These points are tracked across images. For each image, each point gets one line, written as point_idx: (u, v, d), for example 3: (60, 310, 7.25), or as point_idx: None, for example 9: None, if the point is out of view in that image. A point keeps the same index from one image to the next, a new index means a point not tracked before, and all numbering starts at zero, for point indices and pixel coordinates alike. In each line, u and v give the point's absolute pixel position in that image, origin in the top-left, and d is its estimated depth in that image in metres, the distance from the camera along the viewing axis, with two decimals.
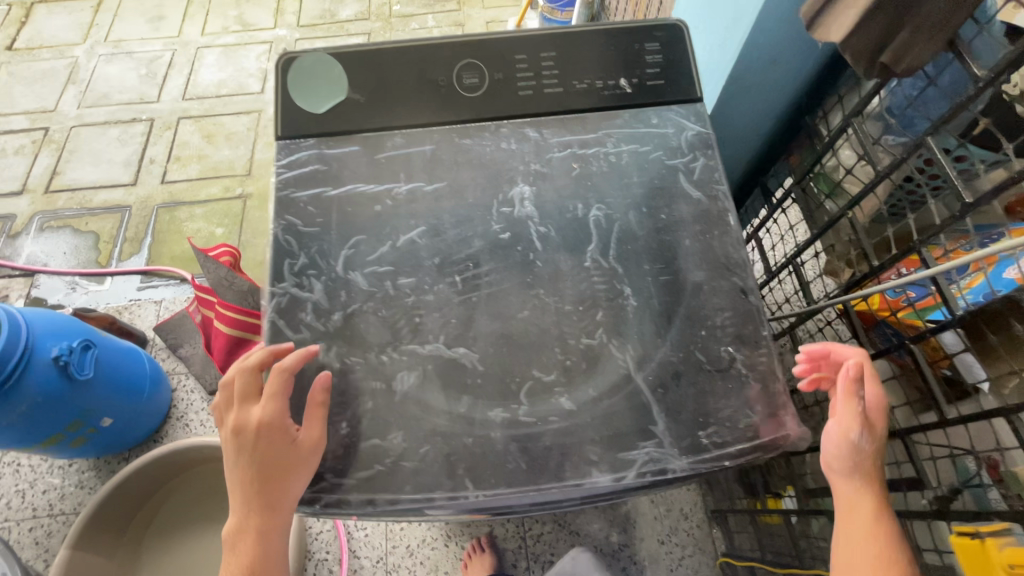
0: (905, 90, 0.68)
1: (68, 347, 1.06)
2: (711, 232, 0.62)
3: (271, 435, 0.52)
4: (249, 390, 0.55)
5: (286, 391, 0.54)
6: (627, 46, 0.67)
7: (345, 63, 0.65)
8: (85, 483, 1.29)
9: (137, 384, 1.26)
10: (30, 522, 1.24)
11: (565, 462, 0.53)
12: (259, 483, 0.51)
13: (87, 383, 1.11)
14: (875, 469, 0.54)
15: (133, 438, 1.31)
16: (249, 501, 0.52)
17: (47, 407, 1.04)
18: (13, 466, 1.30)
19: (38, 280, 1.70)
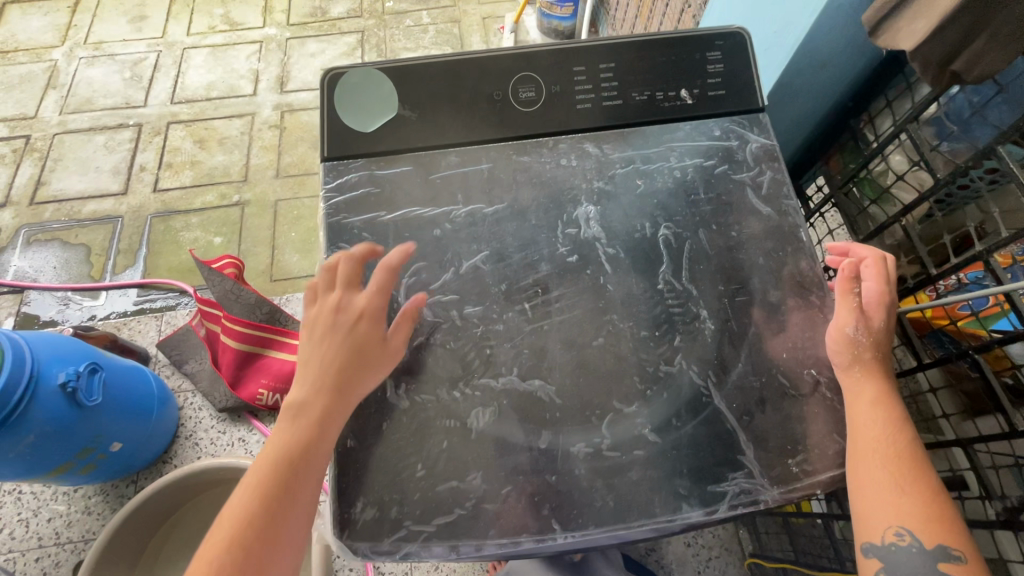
0: (969, 96, 0.67)
1: (75, 372, 1.01)
2: (784, 249, 0.60)
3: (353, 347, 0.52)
4: (332, 307, 0.54)
5: (376, 310, 0.54)
6: (688, 56, 0.64)
7: (395, 79, 0.61)
8: (93, 509, 1.24)
9: (146, 405, 1.20)
10: (36, 552, 1.18)
11: (654, 497, 0.51)
12: (326, 404, 0.51)
13: (95, 409, 1.05)
14: (880, 356, 0.54)
15: (145, 461, 1.25)
16: (303, 424, 0.50)
17: (54, 437, 0.98)
18: (15, 494, 1.23)
19: (28, 297, 1.62)
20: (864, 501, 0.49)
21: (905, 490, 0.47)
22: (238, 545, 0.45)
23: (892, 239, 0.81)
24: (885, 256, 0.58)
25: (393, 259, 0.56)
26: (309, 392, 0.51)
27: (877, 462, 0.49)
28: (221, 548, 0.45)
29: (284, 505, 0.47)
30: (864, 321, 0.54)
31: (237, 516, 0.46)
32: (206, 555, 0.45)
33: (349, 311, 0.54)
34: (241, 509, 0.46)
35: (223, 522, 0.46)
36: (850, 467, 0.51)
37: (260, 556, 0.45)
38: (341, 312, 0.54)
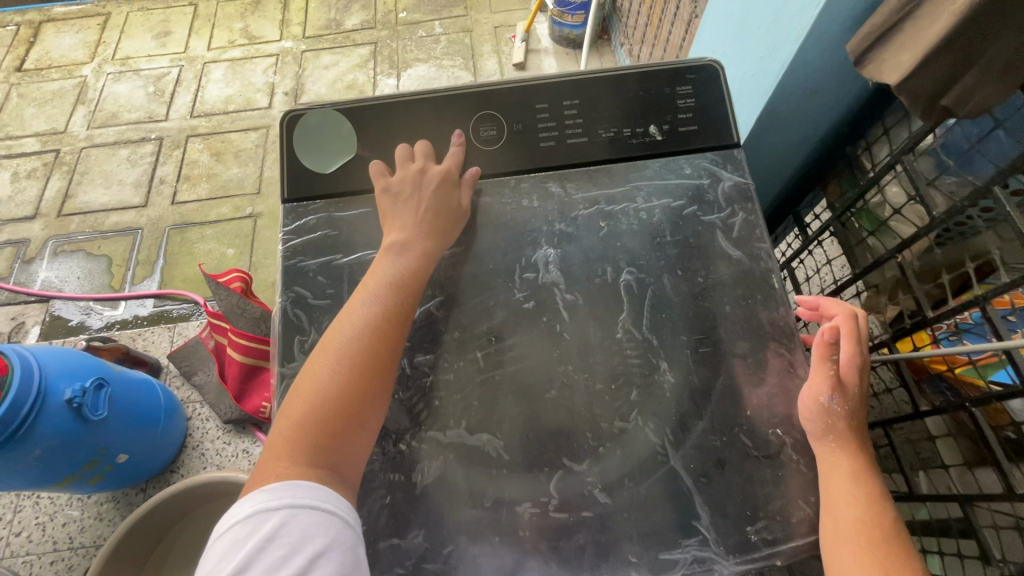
0: (966, 129, 0.62)
1: (82, 388, 1.00)
2: (753, 297, 0.56)
3: (433, 228, 0.57)
4: (406, 196, 0.58)
5: (447, 200, 0.58)
6: (656, 90, 0.61)
7: (354, 119, 0.61)
8: (105, 515, 1.25)
9: (151, 417, 1.20)
10: (51, 556, 1.20)
11: (601, 562, 0.49)
12: (408, 282, 0.55)
13: (101, 422, 1.05)
14: (852, 428, 0.50)
15: (151, 471, 1.26)
16: (384, 303, 0.53)
17: (63, 450, 0.97)
18: (33, 498, 1.25)
19: (53, 306, 1.68)
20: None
21: None
22: (329, 409, 0.49)
23: (890, 274, 0.76)
24: (856, 313, 0.57)
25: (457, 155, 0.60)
26: (391, 272, 0.55)
27: (857, 545, 0.45)
28: (312, 410, 0.49)
29: (371, 379, 0.51)
30: (839, 389, 0.51)
31: (322, 388, 0.50)
32: (296, 417, 0.49)
33: (424, 190, 0.58)
34: (327, 381, 0.50)
35: (308, 391, 0.50)
36: (828, 550, 0.47)
37: (351, 417, 0.49)
38: (414, 195, 0.58)
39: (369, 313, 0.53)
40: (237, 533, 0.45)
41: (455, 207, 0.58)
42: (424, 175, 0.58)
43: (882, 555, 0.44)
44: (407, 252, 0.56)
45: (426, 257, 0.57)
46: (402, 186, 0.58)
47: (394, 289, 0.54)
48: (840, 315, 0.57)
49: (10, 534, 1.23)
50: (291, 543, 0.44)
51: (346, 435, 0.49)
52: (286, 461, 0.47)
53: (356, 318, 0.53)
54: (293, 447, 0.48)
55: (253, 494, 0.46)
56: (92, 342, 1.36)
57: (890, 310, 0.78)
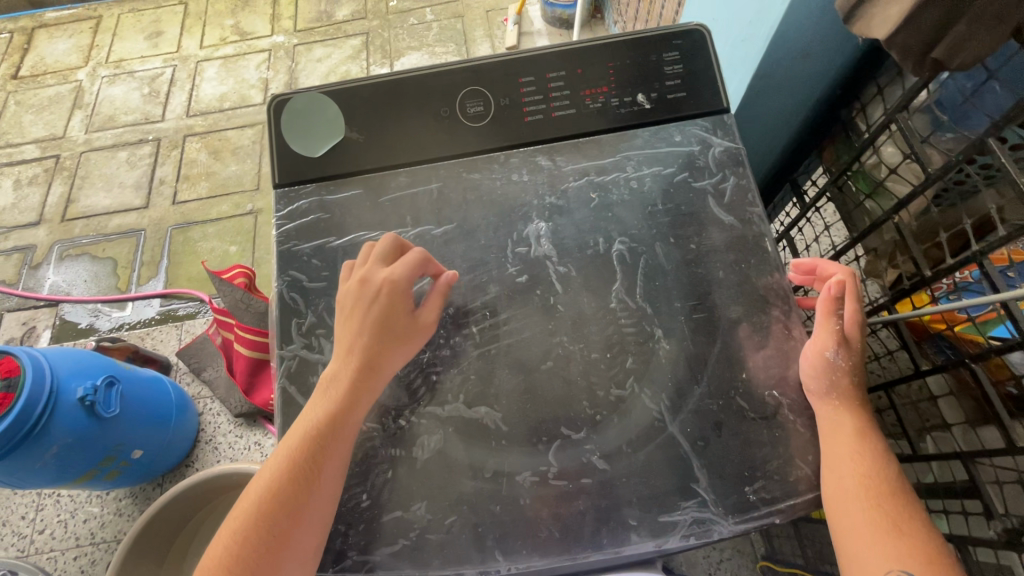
0: (959, 83, 0.61)
1: (93, 386, 1.01)
2: (747, 261, 0.56)
3: (367, 362, 0.53)
4: (348, 321, 0.54)
5: (394, 323, 0.54)
6: (643, 58, 0.61)
7: (340, 101, 0.61)
8: (124, 510, 1.27)
9: (163, 414, 1.21)
10: (74, 551, 1.23)
11: (601, 527, 0.49)
12: (325, 434, 0.50)
13: (114, 420, 1.06)
14: (856, 385, 0.50)
15: (167, 466, 1.28)
16: (299, 459, 0.49)
17: (77, 448, 0.99)
18: (54, 496, 1.28)
19: (63, 310, 1.69)
20: (857, 548, 0.44)
21: (901, 532, 0.44)
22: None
23: (888, 237, 0.76)
24: (852, 275, 0.54)
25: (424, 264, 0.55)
26: (312, 421, 0.51)
27: (865, 500, 0.46)
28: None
29: (275, 550, 0.47)
30: (846, 346, 0.51)
31: (225, 559, 0.46)
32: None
33: (369, 310, 0.54)
34: (229, 551, 0.47)
35: (212, 560, 0.47)
36: (835, 508, 0.47)
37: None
38: (360, 313, 0.54)
39: (283, 469, 0.49)
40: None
41: (400, 332, 0.54)
42: (367, 299, 0.54)
43: (890, 509, 0.45)
44: (333, 394, 0.52)
45: (357, 396, 0.52)
46: (345, 312, 0.55)
47: (308, 440, 0.50)
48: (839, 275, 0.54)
49: (34, 532, 1.26)
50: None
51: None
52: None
53: (267, 476, 0.49)
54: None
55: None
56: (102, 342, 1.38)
57: (888, 272, 0.78)
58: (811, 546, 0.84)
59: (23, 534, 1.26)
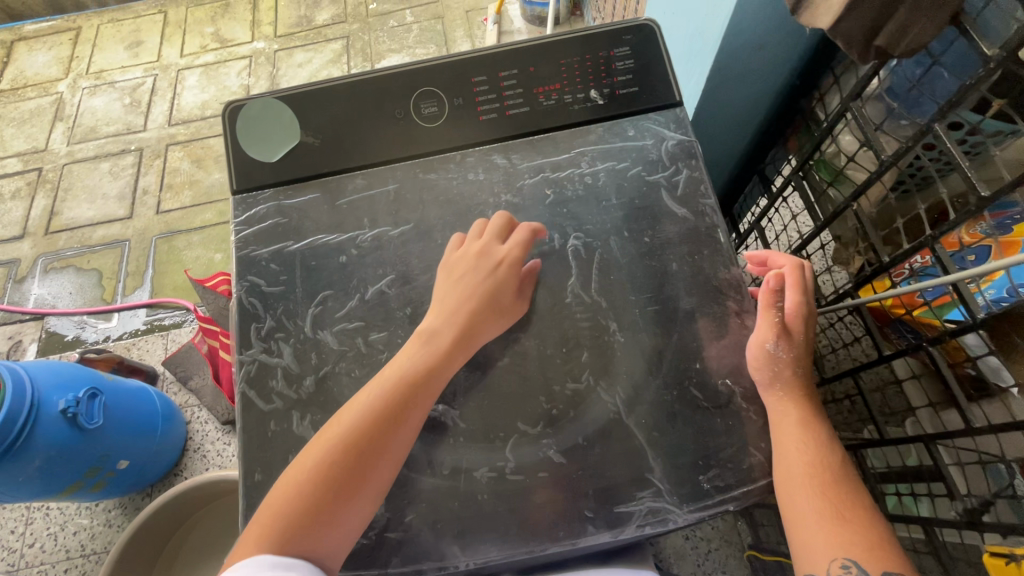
0: (908, 70, 0.62)
1: (75, 398, 1.01)
2: (700, 252, 0.57)
3: (468, 325, 0.54)
4: (455, 279, 0.56)
5: (499, 294, 0.55)
6: (594, 53, 0.61)
7: (294, 106, 0.61)
8: (114, 521, 1.27)
9: (149, 423, 1.20)
10: (64, 564, 1.22)
11: (558, 519, 0.50)
12: (421, 385, 0.51)
13: (98, 430, 1.06)
14: (798, 374, 0.51)
15: (155, 474, 1.27)
16: (396, 402, 0.50)
17: (61, 460, 0.99)
18: (44, 509, 1.27)
19: (49, 323, 1.68)
20: (803, 536, 0.45)
21: (845, 518, 0.44)
22: (304, 506, 0.46)
23: (851, 224, 0.77)
24: (802, 263, 0.57)
25: (520, 238, 0.57)
26: (412, 368, 0.51)
27: (811, 490, 0.46)
28: (294, 500, 0.46)
29: (354, 484, 0.47)
30: (785, 337, 0.52)
31: (309, 478, 0.47)
32: (279, 501, 0.46)
33: (479, 274, 0.55)
34: (314, 472, 0.47)
35: (294, 476, 0.47)
36: (784, 497, 0.48)
37: (326, 518, 0.46)
38: (468, 275, 0.55)
39: (377, 408, 0.50)
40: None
41: (499, 305, 0.55)
42: (479, 265, 0.56)
43: (834, 496, 0.46)
44: (433, 348, 0.53)
45: (451, 357, 0.53)
46: (454, 270, 0.56)
47: (406, 389, 0.51)
48: (787, 265, 0.56)
49: (24, 546, 1.25)
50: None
51: (320, 536, 0.46)
52: (258, 544, 0.44)
53: (361, 409, 0.50)
54: (269, 531, 0.45)
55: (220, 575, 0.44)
56: (85, 354, 1.37)
57: (856, 260, 0.78)
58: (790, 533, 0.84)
59: (13, 548, 1.25)
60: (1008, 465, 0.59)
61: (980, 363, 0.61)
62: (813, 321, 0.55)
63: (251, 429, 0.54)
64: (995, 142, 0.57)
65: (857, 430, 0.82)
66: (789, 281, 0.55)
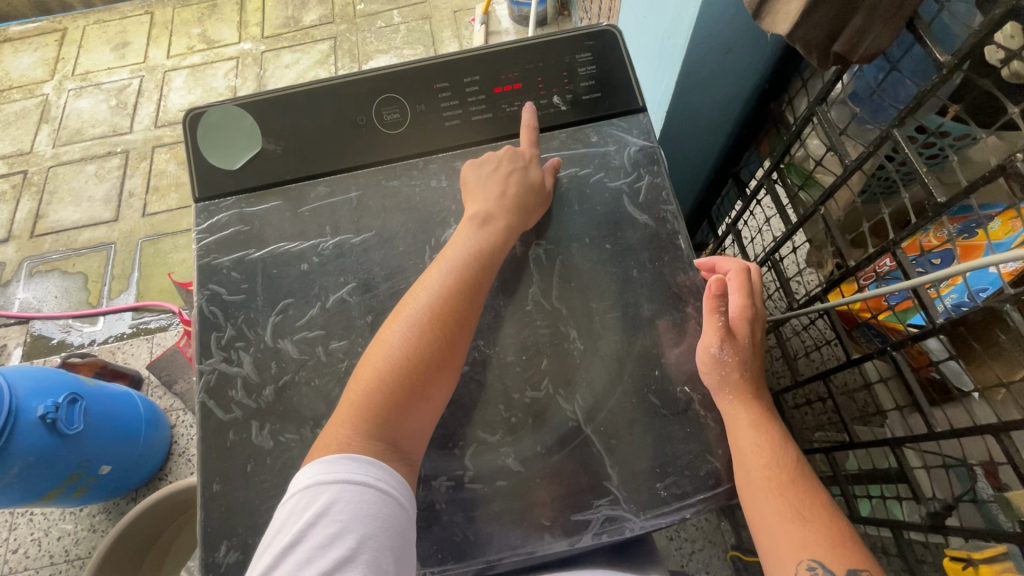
0: (869, 76, 0.62)
1: (55, 403, 0.96)
2: (661, 258, 0.57)
3: (514, 205, 0.57)
4: (493, 171, 0.59)
5: (532, 184, 0.58)
6: (556, 59, 0.62)
7: (255, 113, 0.62)
8: (98, 526, 1.24)
9: (133, 428, 1.16)
10: (48, 569, 1.20)
11: (515, 528, 0.50)
12: (481, 262, 0.55)
13: (78, 436, 1.01)
14: (744, 377, 0.52)
15: (140, 479, 1.23)
16: (460, 279, 0.54)
17: (42, 465, 0.94)
18: (27, 514, 1.25)
19: (34, 327, 1.54)
20: (771, 539, 0.46)
21: (806, 517, 0.46)
22: (390, 384, 0.49)
23: (820, 227, 0.77)
24: (747, 267, 0.58)
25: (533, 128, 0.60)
26: (469, 249, 0.55)
27: (771, 493, 0.47)
28: (378, 380, 0.49)
29: (435, 357, 0.51)
30: (729, 340, 0.53)
31: (390, 358, 0.50)
32: (364, 384, 0.50)
33: (515, 169, 0.58)
34: (395, 352, 0.51)
35: (374, 360, 0.51)
36: (746, 501, 0.48)
37: (414, 393, 0.50)
38: (506, 172, 0.58)
39: (443, 287, 0.53)
40: (293, 504, 0.45)
41: (537, 187, 0.58)
42: (515, 157, 0.59)
43: (793, 497, 0.47)
44: (487, 230, 0.56)
45: (504, 235, 0.56)
46: (491, 165, 0.59)
47: (467, 267, 0.54)
48: (732, 270, 0.58)
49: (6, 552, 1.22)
50: (342, 520, 0.44)
51: (407, 411, 0.49)
52: (350, 426, 0.48)
53: (428, 292, 0.53)
54: (358, 413, 0.48)
55: (316, 465, 0.47)
56: (69, 359, 1.30)
57: (829, 262, 0.78)
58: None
59: None
60: (970, 468, 0.59)
61: (944, 368, 0.61)
62: (758, 323, 0.56)
63: (210, 438, 0.54)
64: (957, 146, 0.57)
65: (832, 432, 0.83)
66: (733, 284, 0.57)
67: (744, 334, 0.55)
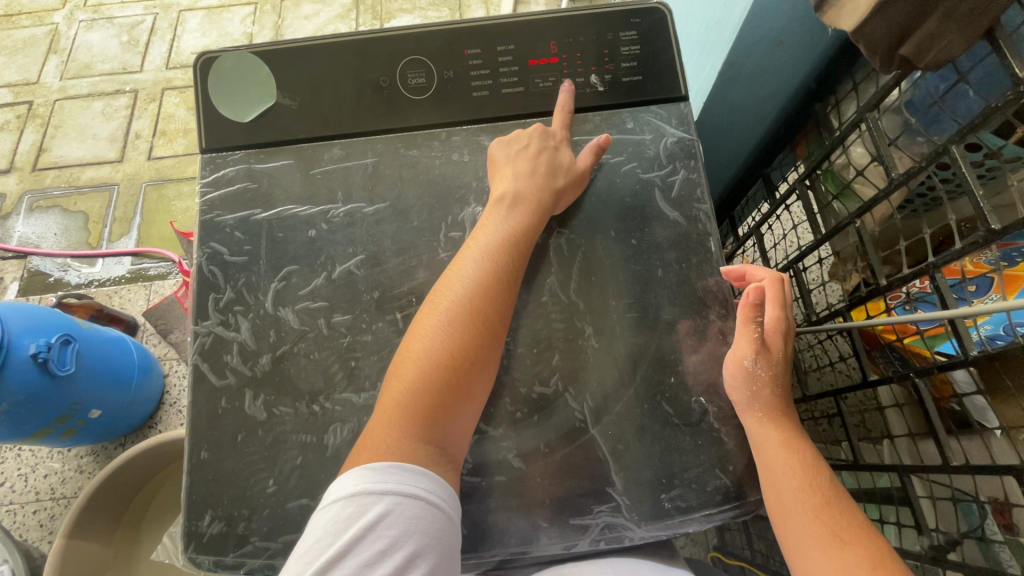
0: (931, 85, 0.57)
1: (47, 343, 0.93)
2: (688, 260, 0.54)
3: (546, 185, 0.54)
4: (522, 150, 0.56)
5: (559, 165, 0.55)
6: (598, 35, 0.58)
7: (271, 64, 0.58)
8: (85, 468, 1.24)
9: (125, 374, 1.14)
10: (34, 505, 1.20)
11: (509, 526, 0.48)
12: (517, 248, 0.52)
13: (70, 377, 0.99)
14: (773, 394, 0.50)
15: (128, 426, 1.22)
16: (495, 267, 0.51)
17: (30, 405, 0.92)
18: (14, 450, 1.24)
19: (32, 263, 1.51)
20: (806, 562, 0.44)
21: (844, 541, 0.44)
22: (436, 381, 0.47)
23: (852, 241, 0.73)
24: (781, 277, 0.55)
25: (564, 105, 0.57)
26: (501, 234, 0.52)
27: (805, 515, 0.45)
28: (420, 378, 0.47)
29: (478, 350, 0.48)
30: (763, 353, 0.50)
31: (431, 354, 0.48)
32: (405, 384, 0.47)
33: (546, 151, 0.56)
34: (437, 346, 0.48)
35: (414, 358, 0.48)
36: (779, 522, 0.46)
37: (460, 388, 0.47)
38: (536, 154, 0.55)
39: (478, 276, 0.50)
40: (337, 514, 0.42)
41: (569, 167, 0.55)
42: (546, 136, 0.56)
43: (828, 519, 0.45)
44: (518, 213, 0.54)
45: (537, 216, 0.54)
46: (520, 143, 0.56)
47: (501, 254, 0.51)
48: (766, 278, 0.54)
49: None
50: (392, 536, 0.41)
51: (455, 405, 0.47)
52: (397, 428, 0.45)
53: (463, 282, 0.50)
54: (402, 414, 0.46)
55: (361, 472, 0.43)
56: (63, 299, 1.23)
57: (853, 278, 0.75)
58: (759, 540, 0.83)
59: None
60: (980, 505, 0.57)
61: (966, 401, 0.59)
62: (790, 337, 0.53)
63: (201, 403, 0.52)
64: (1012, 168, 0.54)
65: (834, 450, 0.81)
66: (769, 294, 0.53)
67: (774, 348, 0.53)
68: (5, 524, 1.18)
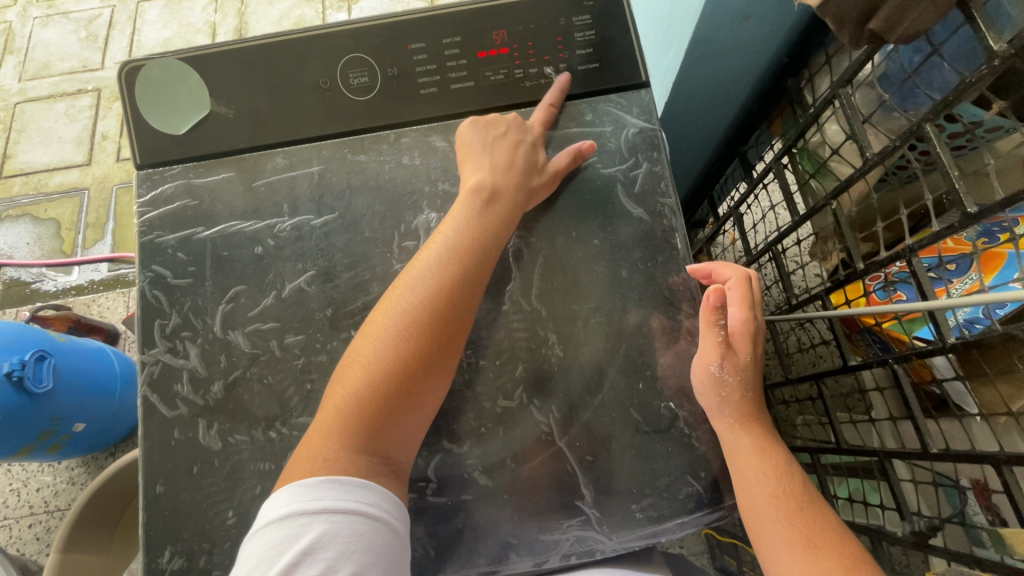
0: (904, 59, 0.54)
1: (20, 361, 0.90)
2: (654, 259, 0.52)
3: (521, 184, 0.52)
4: (499, 137, 0.53)
5: (533, 165, 0.53)
6: (551, 22, 0.54)
7: (204, 70, 0.54)
8: (77, 479, 1.23)
9: (108, 386, 1.10)
10: (28, 519, 1.19)
11: (478, 545, 0.47)
12: (481, 248, 0.50)
13: (49, 394, 0.96)
14: (743, 399, 0.48)
15: (116, 436, 1.19)
16: (454, 268, 0.49)
17: (7, 425, 0.89)
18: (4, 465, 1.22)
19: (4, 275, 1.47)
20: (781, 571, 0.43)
21: (819, 547, 0.43)
22: (382, 390, 0.45)
23: (830, 221, 0.70)
24: (750, 275, 0.54)
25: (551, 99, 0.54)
26: (463, 230, 0.50)
27: (780, 522, 0.44)
28: (366, 385, 0.45)
29: (431, 358, 0.46)
30: (729, 356, 0.49)
31: (380, 358, 0.46)
32: (349, 391, 0.45)
33: (523, 146, 0.53)
34: (387, 350, 0.46)
35: (362, 362, 0.46)
36: (753, 530, 0.45)
37: (409, 398, 0.45)
38: (512, 146, 0.53)
39: (436, 279, 0.48)
40: (270, 539, 0.40)
41: (544, 166, 0.53)
42: (523, 129, 0.54)
43: (803, 525, 0.44)
44: (485, 209, 0.51)
45: (507, 217, 0.51)
46: (498, 129, 0.53)
47: (462, 258, 0.49)
48: (732, 278, 0.53)
49: None
50: (330, 558, 0.39)
51: (399, 416, 0.45)
52: (337, 440, 0.44)
53: (421, 284, 0.48)
54: (342, 426, 0.44)
55: (294, 490, 0.42)
56: (38, 312, 1.20)
57: (832, 259, 0.73)
58: None
59: None
60: (962, 490, 0.57)
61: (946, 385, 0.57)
62: (760, 338, 0.51)
63: (154, 434, 0.49)
64: (988, 138, 0.51)
65: (817, 432, 0.80)
66: (735, 295, 0.52)
67: (743, 350, 0.51)
68: (1, 540, 1.17)
